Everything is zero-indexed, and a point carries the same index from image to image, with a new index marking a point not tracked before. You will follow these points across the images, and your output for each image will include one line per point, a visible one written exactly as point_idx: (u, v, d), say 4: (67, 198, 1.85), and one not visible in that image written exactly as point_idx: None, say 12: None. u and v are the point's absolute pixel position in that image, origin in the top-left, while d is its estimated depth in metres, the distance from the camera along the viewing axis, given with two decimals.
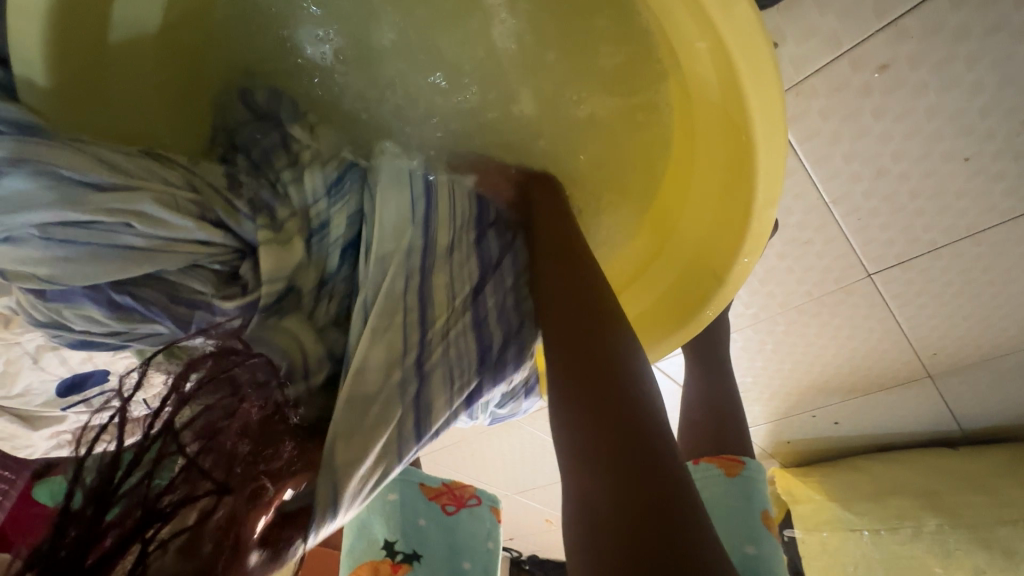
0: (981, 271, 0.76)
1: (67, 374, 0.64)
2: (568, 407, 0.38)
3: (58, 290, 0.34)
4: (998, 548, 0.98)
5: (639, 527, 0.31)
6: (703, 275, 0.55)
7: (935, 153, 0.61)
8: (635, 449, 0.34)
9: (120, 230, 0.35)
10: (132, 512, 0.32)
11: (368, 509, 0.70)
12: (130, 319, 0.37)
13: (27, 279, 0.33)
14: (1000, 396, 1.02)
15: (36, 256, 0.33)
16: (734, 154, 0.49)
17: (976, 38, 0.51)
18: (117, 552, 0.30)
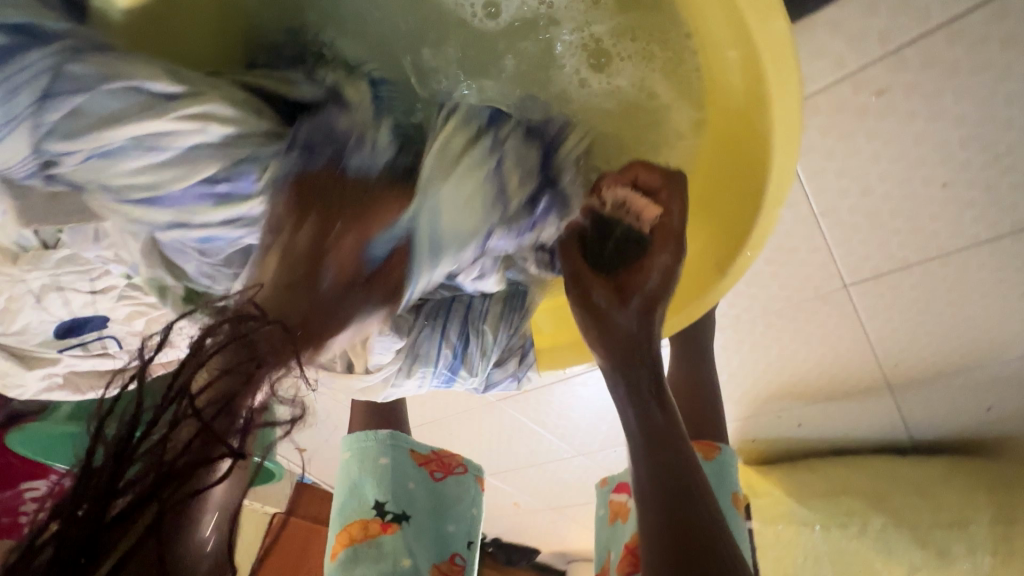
0: (946, 290, 0.83)
1: (66, 317, 0.68)
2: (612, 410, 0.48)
3: (169, 193, 0.38)
4: (933, 548, 1.08)
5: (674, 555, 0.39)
6: (702, 271, 0.57)
7: (916, 176, 0.67)
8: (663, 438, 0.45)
9: (198, 134, 0.37)
10: (148, 474, 0.33)
11: (359, 471, 0.73)
12: (234, 207, 0.40)
13: (141, 190, 0.37)
14: (947, 409, 1.11)
15: (140, 169, 0.37)
16: (738, 184, 0.53)
17: (964, 75, 0.56)
18: (140, 502, 0.33)
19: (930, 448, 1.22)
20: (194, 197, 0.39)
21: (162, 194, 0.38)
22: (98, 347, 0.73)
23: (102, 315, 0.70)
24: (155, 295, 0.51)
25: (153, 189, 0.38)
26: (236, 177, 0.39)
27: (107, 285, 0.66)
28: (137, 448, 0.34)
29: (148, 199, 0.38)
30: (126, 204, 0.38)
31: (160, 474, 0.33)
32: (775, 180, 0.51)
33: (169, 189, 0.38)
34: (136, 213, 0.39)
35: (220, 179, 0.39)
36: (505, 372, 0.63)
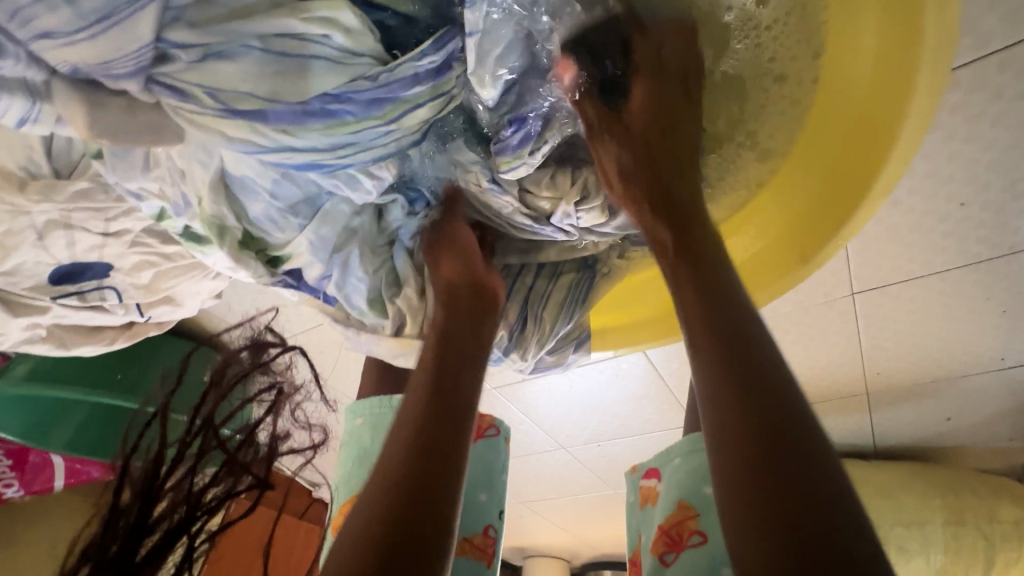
0: (940, 303, 0.90)
1: (65, 262, 0.60)
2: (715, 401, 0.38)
3: (282, 107, 0.34)
4: (894, 545, 1.15)
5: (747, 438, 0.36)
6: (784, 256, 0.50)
7: (941, 193, 0.72)
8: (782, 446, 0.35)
9: (324, 45, 0.34)
10: (178, 507, 0.52)
11: (372, 439, 0.68)
12: (350, 127, 0.37)
13: (253, 100, 0.34)
14: (913, 418, 1.20)
15: (257, 74, 0.33)
16: (841, 171, 0.45)
17: (1005, 101, 0.61)
18: (176, 531, 0.51)
19: (891, 454, 1.32)
20: (309, 113, 0.35)
21: (275, 106, 0.34)
22: (95, 298, 0.66)
23: (106, 262, 0.62)
24: (213, 235, 0.46)
25: (268, 100, 0.34)
26: (360, 93, 0.36)
27: (121, 228, 0.60)
28: (165, 480, 0.53)
29: (256, 113, 0.34)
30: (228, 120, 0.34)
31: (185, 505, 0.52)
32: (882, 177, 0.42)
33: (284, 104, 0.34)
34: (236, 129, 0.35)
35: (341, 97, 0.35)
36: (558, 359, 0.61)
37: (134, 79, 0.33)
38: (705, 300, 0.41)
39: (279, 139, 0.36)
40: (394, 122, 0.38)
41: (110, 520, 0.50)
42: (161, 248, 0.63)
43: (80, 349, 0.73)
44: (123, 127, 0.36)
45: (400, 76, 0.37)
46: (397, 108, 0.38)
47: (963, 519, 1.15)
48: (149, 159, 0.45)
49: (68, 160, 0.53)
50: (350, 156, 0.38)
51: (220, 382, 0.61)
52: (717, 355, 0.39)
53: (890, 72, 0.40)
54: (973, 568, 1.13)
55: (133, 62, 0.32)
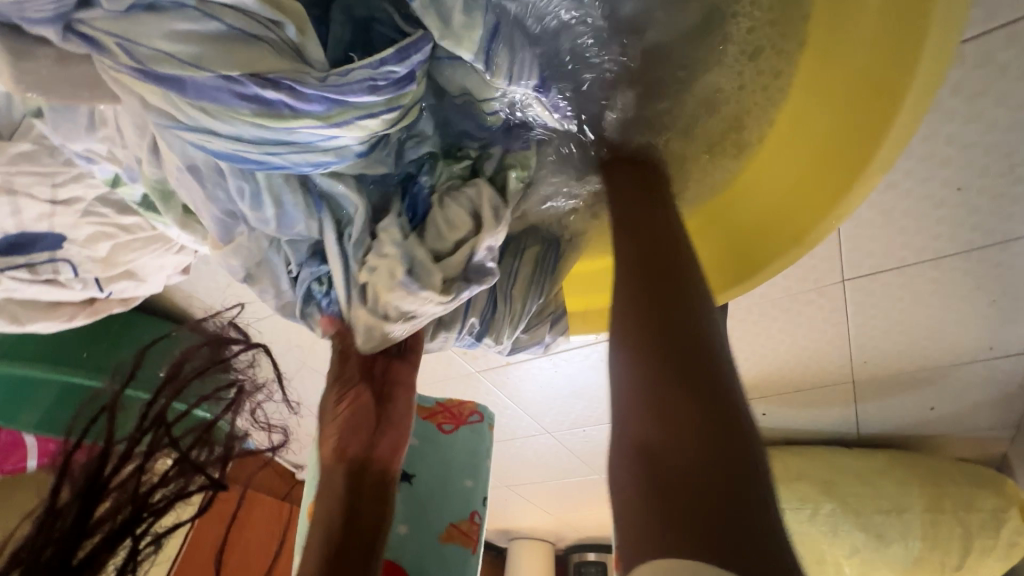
0: (930, 292, 0.88)
1: (12, 232, 0.56)
2: (649, 362, 0.35)
3: (204, 78, 0.28)
4: (873, 532, 1.15)
5: (660, 494, 0.29)
6: (767, 235, 0.48)
7: (937, 177, 0.70)
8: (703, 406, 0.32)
9: (276, 27, 0.29)
10: (123, 507, 0.49)
11: None
12: (284, 123, 0.30)
13: (170, 63, 0.27)
14: (897, 407, 1.20)
15: (187, 37, 0.27)
16: (835, 150, 0.42)
17: (1008, 80, 0.59)
18: (116, 535, 0.48)
19: (874, 442, 1.33)
20: (237, 95, 0.29)
21: (195, 78, 0.28)
22: (48, 271, 0.62)
23: (58, 233, 0.59)
24: (155, 200, 0.42)
25: (189, 68, 0.27)
26: (303, 87, 0.30)
27: (71, 196, 0.56)
28: (112, 477, 0.50)
29: (170, 80, 0.28)
30: (138, 79, 0.28)
31: (131, 506, 0.50)
32: (879, 157, 0.39)
33: (207, 73, 0.28)
34: (150, 93, 0.29)
35: (281, 87, 0.29)
36: (533, 338, 0.58)
37: (48, 19, 0.27)
38: (655, 272, 0.40)
39: (195, 117, 0.29)
40: (339, 127, 0.32)
41: (46, 523, 0.46)
42: (118, 220, 0.60)
43: (35, 325, 0.69)
44: (58, 82, 0.33)
45: (357, 77, 0.31)
46: (347, 111, 0.32)
47: (943, 507, 1.16)
48: (95, 117, 0.42)
49: (9, 121, 0.49)
50: (279, 157, 0.32)
51: (177, 376, 0.60)
52: (675, 365, 0.34)
53: (895, 42, 0.37)
54: (950, 556, 1.14)
55: (52, 3, 0.26)
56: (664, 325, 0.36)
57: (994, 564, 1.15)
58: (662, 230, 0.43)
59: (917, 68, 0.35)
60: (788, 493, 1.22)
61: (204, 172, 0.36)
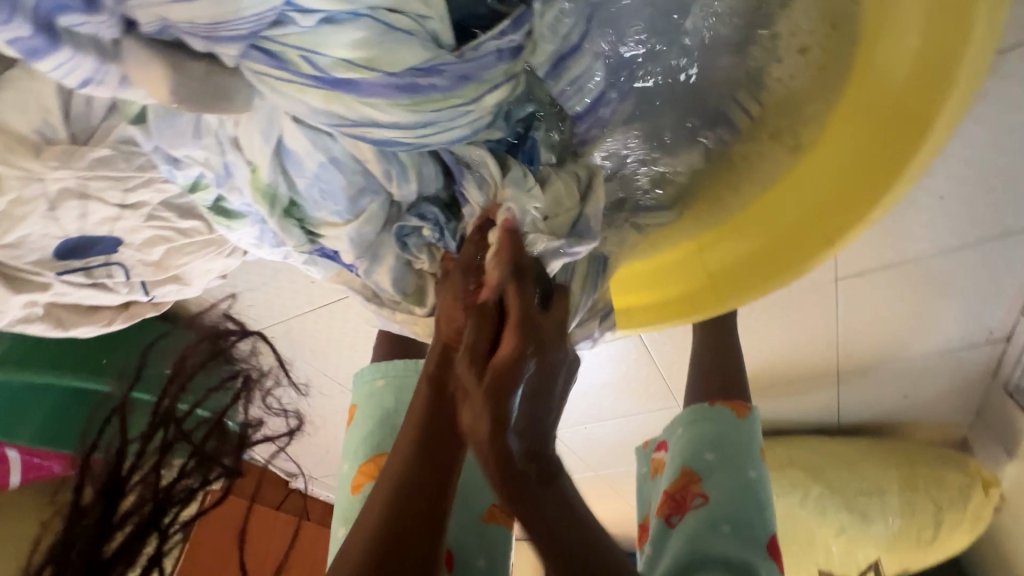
0: (911, 288, 0.98)
1: (75, 235, 0.57)
2: None
3: (377, 78, 0.35)
4: (857, 512, 1.25)
5: None
6: (793, 242, 0.56)
7: (922, 186, 0.79)
8: None
9: (423, 23, 0.36)
10: (146, 502, 0.57)
11: (394, 402, 0.68)
12: (434, 105, 0.38)
13: (353, 70, 0.35)
14: (876, 395, 1.31)
15: (364, 42, 0.34)
16: (870, 159, 0.49)
17: (986, 103, 0.69)
18: (147, 526, 0.55)
19: (853, 429, 1.44)
20: (399, 87, 0.36)
21: (367, 78, 0.35)
22: (102, 274, 0.62)
23: (118, 236, 0.59)
24: (265, 205, 0.46)
25: (366, 70, 0.35)
26: (446, 69, 0.37)
27: (139, 200, 0.57)
28: (130, 474, 0.58)
29: (352, 84, 0.36)
30: (327, 87, 0.36)
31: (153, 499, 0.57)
32: (912, 167, 0.46)
33: (381, 73, 0.35)
34: (326, 98, 0.37)
35: (433, 72, 0.36)
36: (585, 331, 0.63)
37: (239, 37, 0.33)
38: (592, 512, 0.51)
39: (366, 112, 0.37)
40: (474, 100, 0.39)
41: (74, 518, 0.55)
42: (179, 223, 0.61)
43: (77, 330, 0.69)
44: (206, 94, 0.37)
45: (484, 52, 0.38)
46: (478, 87, 0.39)
47: (916, 486, 1.27)
48: (200, 125, 0.45)
49: (86, 126, 0.51)
50: (431, 135, 0.40)
51: (179, 374, 0.65)
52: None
53: (931, 72, 0.43)
54: (925, 530, 1.25)
55: (246, 26, 0.33)
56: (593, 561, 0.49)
57: (962, 536, 1.27)
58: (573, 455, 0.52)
59: (952, 98, 0.42)
60: (781, 479, 1.30)
61: (341, 159, 0.44)
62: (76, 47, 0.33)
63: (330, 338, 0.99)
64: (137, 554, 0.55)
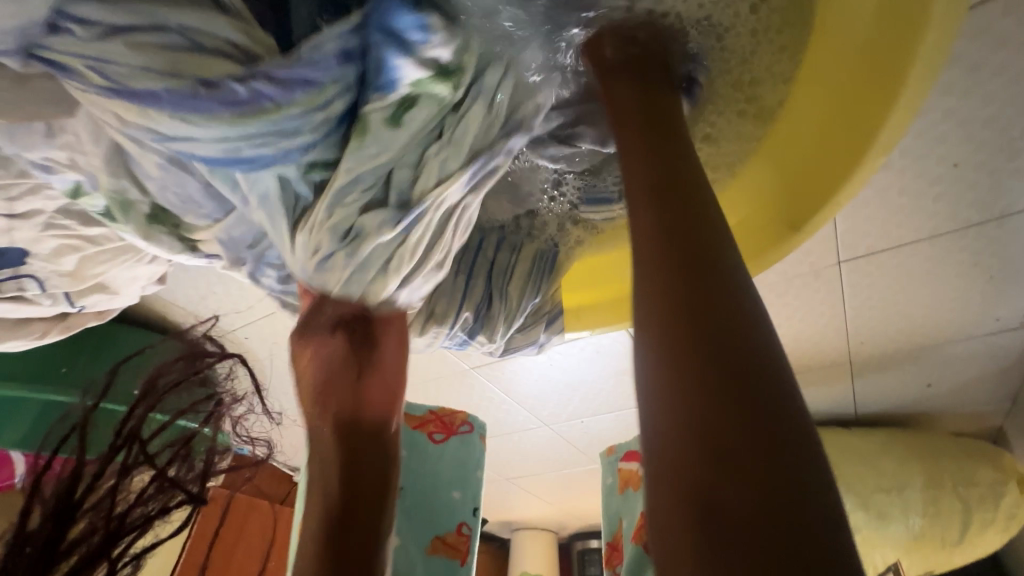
0: (928, 271, 0.87)
1: None
2: (662, 347, 0.24)
3: (186, 83, 0.29)
4: (874, 511, 1.15)
5: (701, 405, 0.22)
6: (754, 233, 0.48)
7: (932, 154, 0.69)
8: (728, 349, 0.23)
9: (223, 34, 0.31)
10: (95, 534, 0.41)
11: None
12: (266, 119, 0.30)
13: (147, 78, 0.29)
14: (895, 386, 1.20)
15: (154, 50, 0.29)
16: (826, 144, 0.42)
17: (1005, 52, 0.58)
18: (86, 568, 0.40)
19: (872, 421, 1.33)
20: (211, 98, 0.29)
21: (168, 89, 0.29)
22: (13, 288, 0.60)
23: (20, 247, 0.56)
24: (115, 210, 0.41)
25: (169, 77, 0.29)
26: (274, 73, 0.30)
27: (30, 209, 0.53)
28: (86, 496, 0.43)
29: (147, 95, 0.29)
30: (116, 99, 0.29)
31: (104, 532, 0.42)
32: (869, 153, 0.39)
33: (187, 81, 0.29)
34: (132, 112, 0.30)
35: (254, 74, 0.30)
36: (527, 338, 0.57)
37: (14, 50, 0.29)
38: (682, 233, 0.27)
39: (174, 129, 0.30)
40: (322, 106, 0.32)
41: (8, 550, 0.38)
42: (83, 231, 0.57)
43: (7, 343, 0.67)
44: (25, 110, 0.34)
45: (324, 54, 0.31)
46: (324, 92, 0.32)
47: (942, 482, 1.16)
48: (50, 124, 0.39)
49: None
50: (271, 148, 0.31)
51: (152, 386, 0.50)
52: (674, 297, 0.25)
53: (885, 48, 0.37)
54: (951, 531, 1.14)
55: (14, 37, 0.28)
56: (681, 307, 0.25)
57: (995, 536, 1.16)
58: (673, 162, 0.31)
59: (918, 57, 0.35)
60: None
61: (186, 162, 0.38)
62: None
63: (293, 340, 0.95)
64: None
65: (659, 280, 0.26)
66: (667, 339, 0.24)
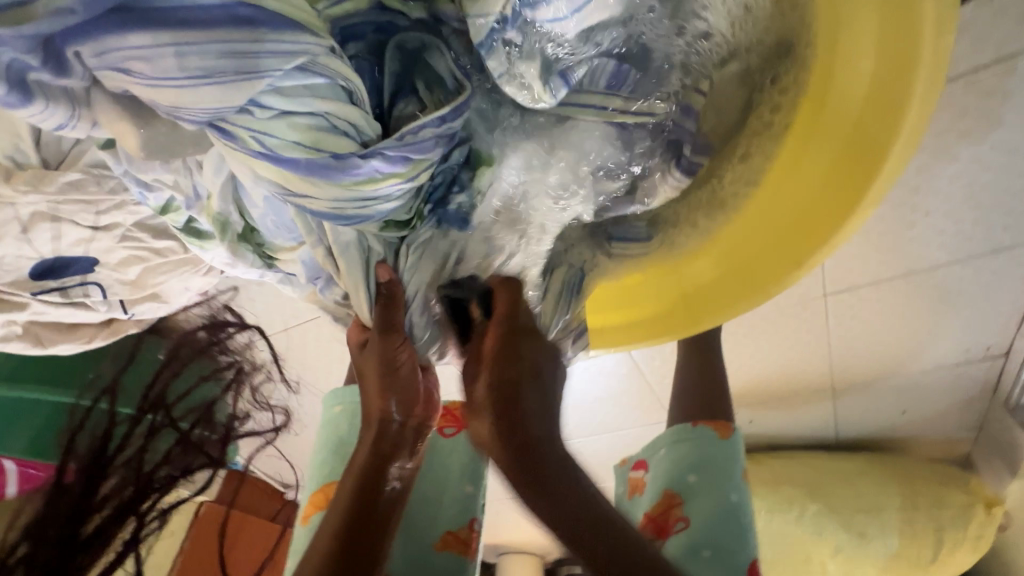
0: (903, 304, 0.97)
1: (49, 256, 0.58)
2: (511, 467, 0.47)
3: (325, 158, 0.36)
4: (855, 531, 1.22)
5: (520, 467, 0.47)
6: (756, 269, 0.57)
7: (908, 203, 0.79)
8: (523, 450, 0.47)
9: (353, 118, 0.36)
10: (127, 487, 0.63)
11: (348, 426, 0.66)
12: (376, 185, 0.38)
13: (294, 148, 0.35)
14: (872, 411, 1.29)
15: (305, 128, 0.35)
16: (824, 199, 0.51)
17: (968, 120, 0.68)
18: (121, 513, 0.62)
19: (851, 445, 1.41)
20: (339, 169, 0.36)
21: (309, 158, 0.35)
22: (78, 294, 0.63)
23: (92, 256, 0.60)
24: (216, 230, 0.47)
25: (313, 150, 0.35)
26: (388, 151, 0.37)
27: (112, 222, 0.58)
28: (113, 456, 0.64)
29: (295, 164, 0.35)
30: (268, 164, 0.35)
31: (135, 485, 0.63)
32: (862, 208, 0.49)
33: (327, 155, 0.36)
34: (268, 171, 0.36)
35: (375, 153, 0.37)
36: (559, 354, 0.62)
37: (197, 122, 0.33)
38: (527, 465, 0.47)
39: (301, 188, 0.37)
40: (416, 178, 0.40)
41: (54, 496, 0.59)
42: (153, 244, 0.62)
43: (57, 347, 0.69)
44: (172, 144, 0.39)
45: (424, 139, 0.39)
46: (420, 165, 0.40)
47: (916, 504, 1.24)
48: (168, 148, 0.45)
49: (57, 151, 0.52)
50: (370, 209, 0.39)
51: (173, 361, 0.73)
52: (489, 384, 0.49)
53: (885, 118, 0.44)
54: (925, 551, 1.22)
55: (205, 111, 0.32)
56: (514, 445, 0.47)
57: (965, 556, 1.24)
58: (509, 378, 0.49)
59: (902, 129, 0.43)
60: (775, 496, 1.27)
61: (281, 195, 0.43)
62: (47, 99, 0.34)
63: (315, 353, 0.99)
64: (109, 537, 0.60)
65: (494, 439, 0.48)
66: (508, 455, 0.48)
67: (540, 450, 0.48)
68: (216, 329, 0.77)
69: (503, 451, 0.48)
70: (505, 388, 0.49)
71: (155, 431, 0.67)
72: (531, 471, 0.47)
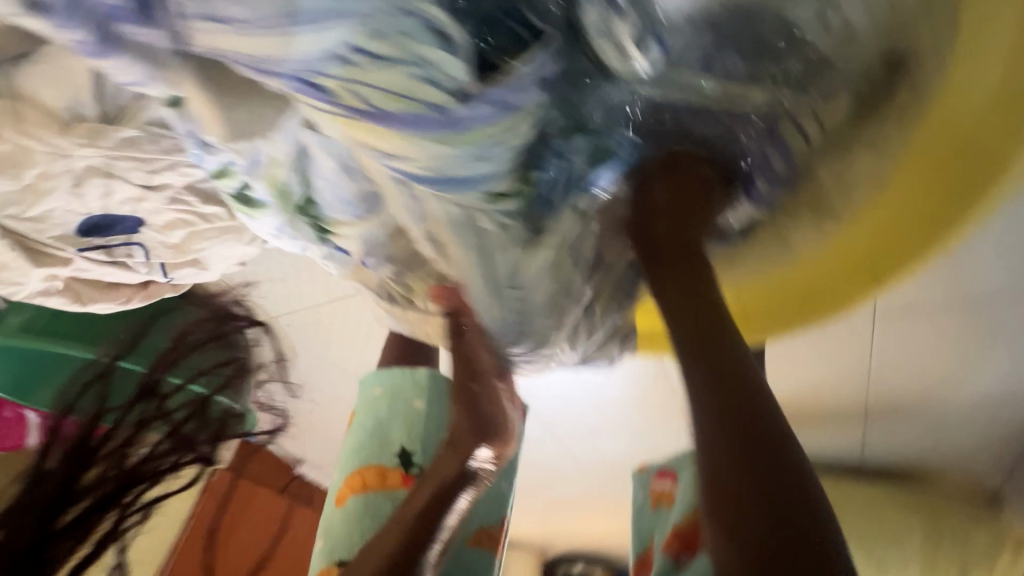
0: (952, 333, 0.93)
1: (97, 212, 0.56)
2: (724, 444, 0.40)
3: (423, 109, 0.33)
4: (873, 559, 1.19)
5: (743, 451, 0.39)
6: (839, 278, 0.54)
7: None
8: (749, 420, 0.40)
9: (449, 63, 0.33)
10: (110, 480, 0.52)
11: (389, 410, 0.67)
12: (476, 138, 0.35)
13: (393, 100, 0.32)
14: (899, 438, 1.25)
15: (400, 77, 0.32)
16: (933, 204, 0.47)
17: None
18: (104, 506, 0.51)
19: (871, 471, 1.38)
20: (438, 120, 0.33)
21: (407, 110, 0.33)
22: (121, 254, 0.63)
23: (140, 216, 0.59)
24: (276, 200, 0.46)
25: (410, 100, 0.33)
26: (489, 97, 0.34)
27: (163, 182, 0.56)
28: (99, 444, 0.53)
29: (394, 117, 0.33)
30: (363, 118, 0.33)
31: (120, 479, 0.52)
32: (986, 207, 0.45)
33: (427, 107, 0.33)
34: (361, 125, 0.34)
35: (475, 100, 0.34)
36: (603, 355, 0.62)
37: (291, 75, 0.31)
38: (746, 452, 0.39)
39: (397, 143, 0.34)
40: (515, 131, 0.37)
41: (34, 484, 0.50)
42: (201, 208, 0.60)
43: (94, 305, 0.68)
44: (247, 121, 0.39)
45: (525, 81, 0.35)
46: (519, 116, 0.36)
47: (938, 537, 1.21)
48: None
49: (117, 105, 0.50)
50: (466, 168, 0.37)
51: (175, 350, 0.62)
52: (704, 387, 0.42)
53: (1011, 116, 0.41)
54: None
55: (300, 62, 0.31)
56: (758, 462, 0.38)
57: None
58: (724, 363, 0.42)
59: None
60: None
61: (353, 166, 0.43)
62: (128, 53, 0.32)
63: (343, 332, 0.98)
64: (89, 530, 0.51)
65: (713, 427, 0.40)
66: (729, 450, 0.39)
67: (751, 486, 0.38)
68: (221, 324, 0.68)
69: (740, 467, 0.38)
70: (725, 380, 0.42)
71: (145, 420, 0.57)
72: (769, 502, 0.37)
